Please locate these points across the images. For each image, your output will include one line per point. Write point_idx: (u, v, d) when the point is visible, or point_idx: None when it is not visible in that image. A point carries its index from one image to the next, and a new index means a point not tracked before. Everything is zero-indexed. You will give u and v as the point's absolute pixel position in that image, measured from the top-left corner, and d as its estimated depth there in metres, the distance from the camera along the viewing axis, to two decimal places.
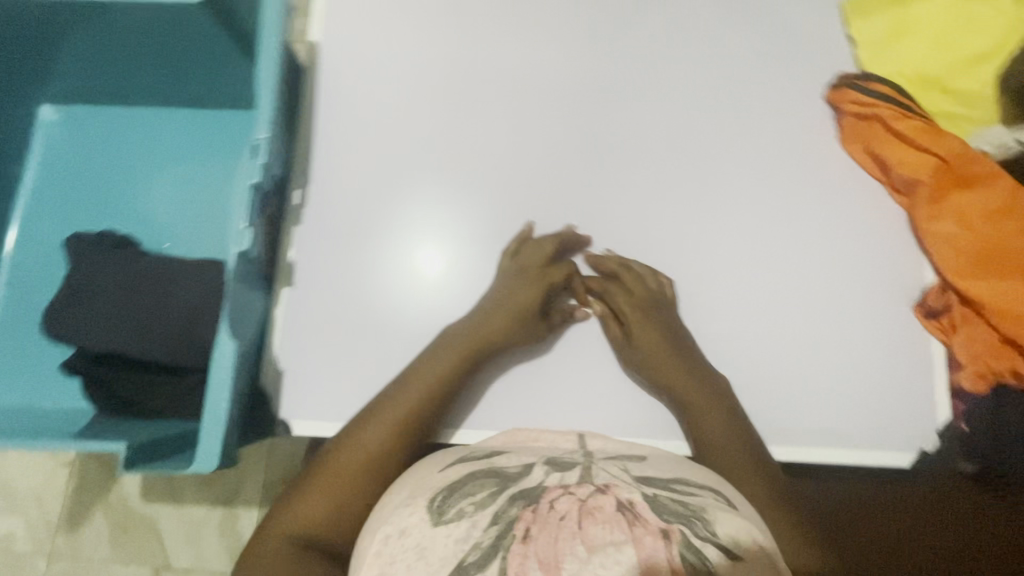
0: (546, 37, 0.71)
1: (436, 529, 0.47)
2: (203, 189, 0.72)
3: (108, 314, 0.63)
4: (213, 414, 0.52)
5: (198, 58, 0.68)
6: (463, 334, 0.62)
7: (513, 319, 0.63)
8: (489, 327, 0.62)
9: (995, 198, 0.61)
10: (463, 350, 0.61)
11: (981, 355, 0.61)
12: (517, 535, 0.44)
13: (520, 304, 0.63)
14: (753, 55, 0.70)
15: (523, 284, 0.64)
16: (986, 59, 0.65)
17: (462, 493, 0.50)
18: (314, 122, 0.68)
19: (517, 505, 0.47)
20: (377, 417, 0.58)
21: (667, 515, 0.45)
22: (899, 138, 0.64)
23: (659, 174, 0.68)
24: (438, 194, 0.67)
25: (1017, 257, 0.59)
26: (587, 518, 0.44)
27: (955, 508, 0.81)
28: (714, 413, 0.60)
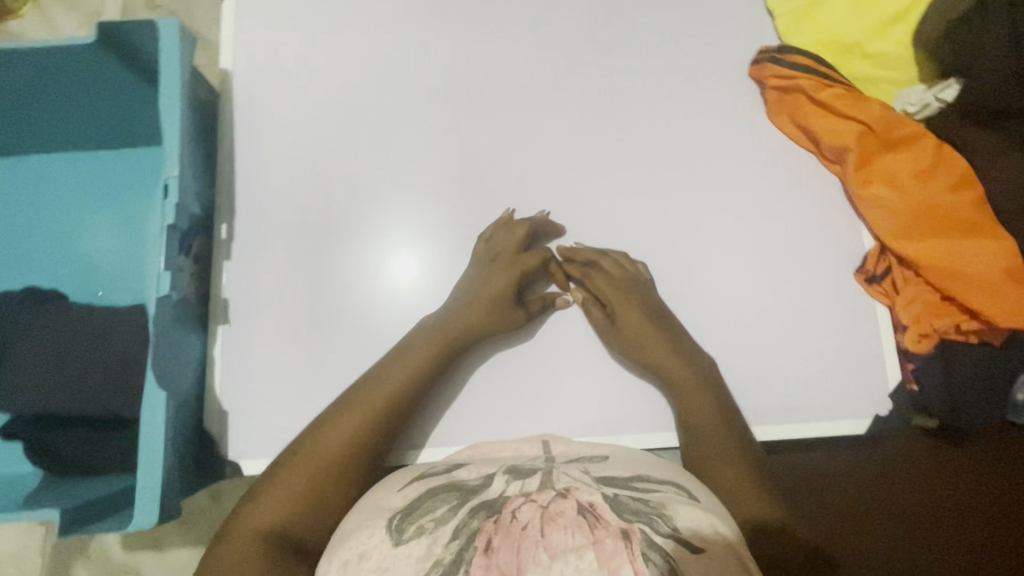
0: (465, 40, 0.70)
1: (398, 548, 0.45)
2: (130, 232, 0.70)
3: (39, 374, 0.61)
4: (149, 468, 0.51)
5: (101, 100, 0.66)
6: (439, 331, 0.61)
7: (488, 313, 0.62)
8: (466, 321, 0.61)
9: (920, 158, 0.62)
10: (441, 347, 0.60)
11: (923, 315, 0.62)
12: (480, 547, 0.44)
13: (496, 292, 0.62)
14: (673, 37, 0.69)
15: (495, 273, 0.63)
16: (900, 19, 0.65)
17: (422, 510, 0.48)
18: (234, 152, 0.66)
19: (479, 517, 0.46)
20: (350, 412, 0.57)
21: (627, 514, 0.45)
22: (826, 108, 0.64)
23: (590, 168, 0.67)
24: (404, 197, 0.66)
25: (945, 214, 0.61)
26: (549, 525, 0.44)
27: (921, 462, 0.82)
28: (693, 380, 0.60)
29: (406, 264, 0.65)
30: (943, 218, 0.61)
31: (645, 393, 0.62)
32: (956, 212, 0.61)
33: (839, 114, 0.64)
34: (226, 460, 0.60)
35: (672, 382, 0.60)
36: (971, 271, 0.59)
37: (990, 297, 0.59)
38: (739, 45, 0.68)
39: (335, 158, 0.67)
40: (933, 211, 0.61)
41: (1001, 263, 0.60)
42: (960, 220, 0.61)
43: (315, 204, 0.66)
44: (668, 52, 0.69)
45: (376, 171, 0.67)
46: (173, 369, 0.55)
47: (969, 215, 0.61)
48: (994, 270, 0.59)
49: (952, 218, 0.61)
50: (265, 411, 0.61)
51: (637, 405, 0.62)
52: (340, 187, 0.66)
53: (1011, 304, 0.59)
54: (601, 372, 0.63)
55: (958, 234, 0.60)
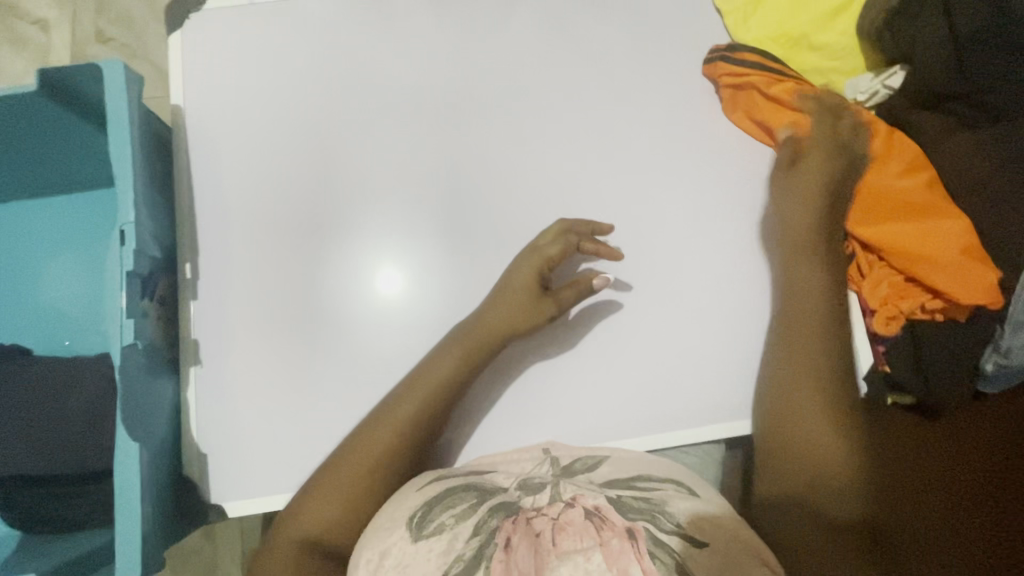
0: (419, 58, 0.69)
1: (418, 544, 0.45)
2: (92, 278, 0.69)
3: (6, 435, 0.59)
4: (126, 524, 0.49)
5: (50, 144, 0.64)
6: (462, 337, 0.60)
7: (518, 311, 0.61)
8: (494, 323, 0.60)
9: (875, 145, 0.64)
10: (466, 354, 0.60)
11: (889, 298, 0.63)
12: (499, 544, 0.42)
13: (527, 287, 0.61)
14: (626, 41, 0.70)
15: (520, 269, 0.62)
16: (843, 10, 0.66)
17: (444, 506, 0.48)
18: (194, 187, 0.65)
19: (497, 516, 0.45)
20: (394, 417, 0.57)
21: (632, 514, 0.45)
22: (778, 103, 0.66)
23: (554, 177, 0.67)
24: (396, 209, 0.66)
25: (904, 200, 0.62)
26: (561, 533, 0.42)
27: (902, 438, 0.84)
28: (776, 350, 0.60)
29: (398, 278, 0.65)
30: (902, 203, 0.62)
31: (629, 398, 0.62)
32: (915, 195, 0.62)
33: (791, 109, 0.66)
34: (209, 505, 0.59)
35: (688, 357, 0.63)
36: (934, 250, 0.61)
37: (955, 275, 0.60)
38: (690, 45, 0.69)
39: (298, 186, 0.66)
40: (890, 197, 0.63)
41: (963, 241, 0.61)
42: (920, 202, 0.62)
43: (280, 235, 0.65)
44: (621, 57, 0.69)
45: (342, 196, 0.66)
46: (144, 417, 0.54)
47: (929, 198, 0.62)
48: (957, 249, 0.61)
49: (912, 201, 0.62)
50: (247, 451, 0.60)
51: (619, 411, 0.62)
52: (304, 216, 0.65)
53: (973, 281, 0.60)
54: (582, 380, 0.63)
55: (919, 216, 0.62)
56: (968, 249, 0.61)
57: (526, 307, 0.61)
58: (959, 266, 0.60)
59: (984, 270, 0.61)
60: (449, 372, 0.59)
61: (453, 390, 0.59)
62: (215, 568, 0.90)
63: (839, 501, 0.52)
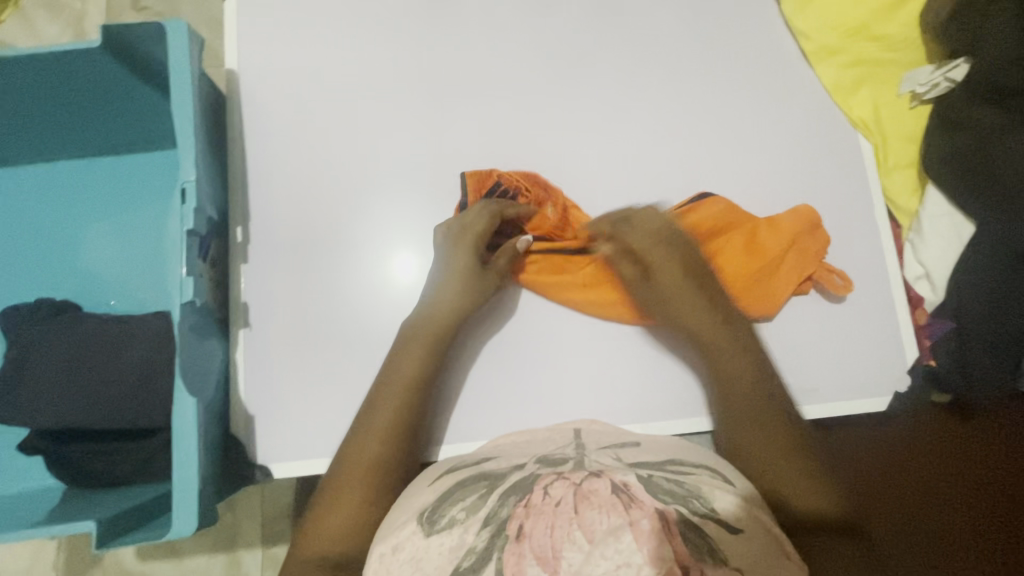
0: (472, 33, 0.69)
1: (430, 538, 0.44)
2: (141, 240, 0.70)
3: (50, 391, 0.59)
4: (183, 478, 0.51)
5: (108, 103, 0.65)
6: (415, 325, 0.60)
7: (462, 295, 0.60)
8: (442, 307, 0.60)
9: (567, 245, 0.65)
10: (424, 343, 0.59)
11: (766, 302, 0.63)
12: (511, 534, 0.40)
13: (464, 270, 0.61)
14: (683, 23, 0.69)
15: (453, 253, 0.62)
16: (904, 3, 0.68)
17: (453, 500, 0.46)
18: (246, 151, 0.66)
19: (508, 504, 0.43)
20: (370, 430, 0.56)
21: (663, 494, 0.42)
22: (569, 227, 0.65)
23: (606, 157, 0.67)
24: (444, 182, 0.66)
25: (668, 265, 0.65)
26: (582, 503, 0.40)
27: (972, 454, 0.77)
28: (735, 353, 0.57)
29: (412, 265, 0.65)
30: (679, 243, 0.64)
31: (671, 382, 0.62)
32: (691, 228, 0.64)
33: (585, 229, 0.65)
34: (255, 465, 0.60)
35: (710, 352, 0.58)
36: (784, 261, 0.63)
37: (763, 293, 0.63)
38: (745, 32, 0.69)
39: (346, 157, 0.66)
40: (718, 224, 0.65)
41: (755, 231, 0.64)
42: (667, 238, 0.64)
43: (329, 204, 0.65)
44: (675, 41, 0.69)
45: (389, 167, 0.66)
46: (199, 373, 0.54)
47: None
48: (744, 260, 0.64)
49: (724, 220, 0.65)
50: (291, 415, 0.61)
51: (662, 392, 0.62)
52: (352, 186, 0.66)
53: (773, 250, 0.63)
54: (626, 361, 0.63)
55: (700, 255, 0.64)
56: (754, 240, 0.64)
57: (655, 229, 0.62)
58: (793, 262, 0.63)
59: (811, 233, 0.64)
60: (417, 362, 0.58)
61: (421, 382, 0.58)
62: (235, 537, 0.88)
63: (828, 501, 0.51)
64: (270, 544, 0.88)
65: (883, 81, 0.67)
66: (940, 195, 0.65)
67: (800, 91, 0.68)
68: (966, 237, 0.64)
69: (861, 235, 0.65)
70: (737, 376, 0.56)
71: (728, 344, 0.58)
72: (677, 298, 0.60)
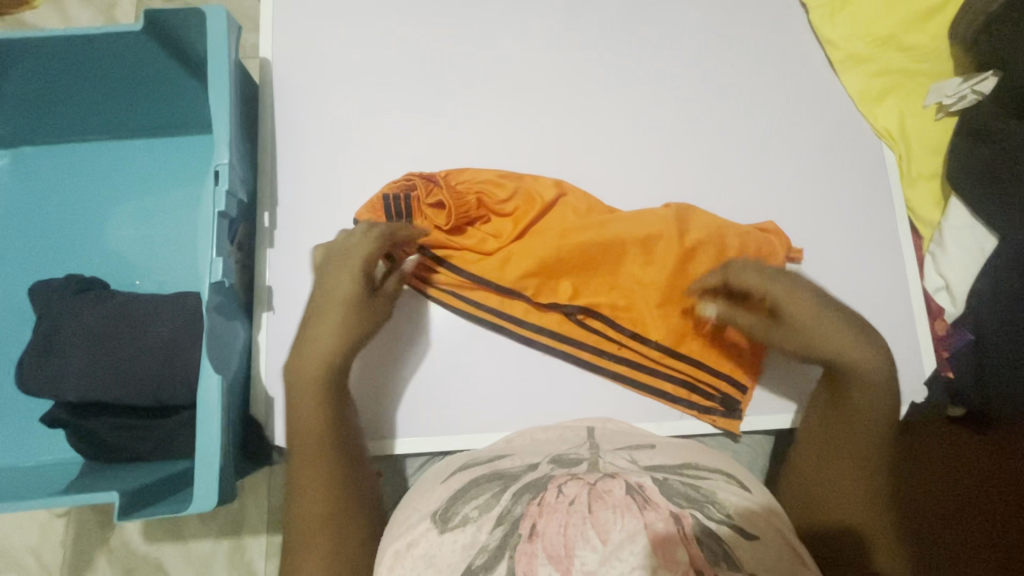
0: (503, 31, 0.70)
1: (444, 536, 0.43)
2: (170, 222, 0.71)
3: (77, 363, 0.60)
4: (205, 454, 0.52)
5: (146, 86, 0.66)
6: (297, 365, 0.52)
7: (342, 333, 0.53)
8: (316, 354, 0.52)
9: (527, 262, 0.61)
10: (311, 394, 0.51)
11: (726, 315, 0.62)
12: (524, 533, 0.40)
13: (345, 297, 0.54)
14: (711, 27, 0.70)
15: (331, 281, 0.55)
16: (935, 14, 0.68)
17: (467, 497, 0.45)
18: (276, 138, 0.67)
19: (523, 501, 0.42)
20: (300, 483, 0.48)
21: (678, 498, 0.42)
22: (486, 216, 0.64)
23: (632, 157, 0.67)
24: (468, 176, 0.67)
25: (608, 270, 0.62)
26: (597, 502, 0.40)
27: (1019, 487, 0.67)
28: (867, 356, 0.50)
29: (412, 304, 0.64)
30: (579, 253, 0.61)
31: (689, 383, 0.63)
32: (584, 246, 0.61)
33: (499, 217, 0.64)
34: (273, 448, 0.61)
35: (855, 370, 0.49)
36: (723, 259, 0.62)
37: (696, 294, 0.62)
38: (772, 41, 0.70)
39: (373, 146, 0.67)
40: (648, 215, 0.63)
41: (725, 243, 0.62)
42: (563, 251, 0.61)
43: (353, 194, 0.66)
44: (703, 45, 0.70)
45: (415, 158, 0.67)
46: (223, 353, 0.56)
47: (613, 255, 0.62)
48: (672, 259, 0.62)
49: (634, 230, 0.62)
50: None
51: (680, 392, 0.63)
52: (376, 177, 0.66)
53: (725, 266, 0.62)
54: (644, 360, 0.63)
55: (617, 252, 0.62)
56: (706, 248, 0.62)
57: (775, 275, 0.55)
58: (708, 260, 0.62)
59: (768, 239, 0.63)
60: (312, 410, 0.50)
61: (317, 436, 0.50)
62: (242, 523, 0.86)
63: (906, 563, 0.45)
64: (277, 532, 0.86)
65: (910, 92, 0.68)
66: (962, 207, 0.64)
67: (823, 100, 0.68)
68: (989, 249, 0.63)
69: (882, 244, 0.66)
70: (863, 387, 0.49)
71: (861, 340, 0.51)
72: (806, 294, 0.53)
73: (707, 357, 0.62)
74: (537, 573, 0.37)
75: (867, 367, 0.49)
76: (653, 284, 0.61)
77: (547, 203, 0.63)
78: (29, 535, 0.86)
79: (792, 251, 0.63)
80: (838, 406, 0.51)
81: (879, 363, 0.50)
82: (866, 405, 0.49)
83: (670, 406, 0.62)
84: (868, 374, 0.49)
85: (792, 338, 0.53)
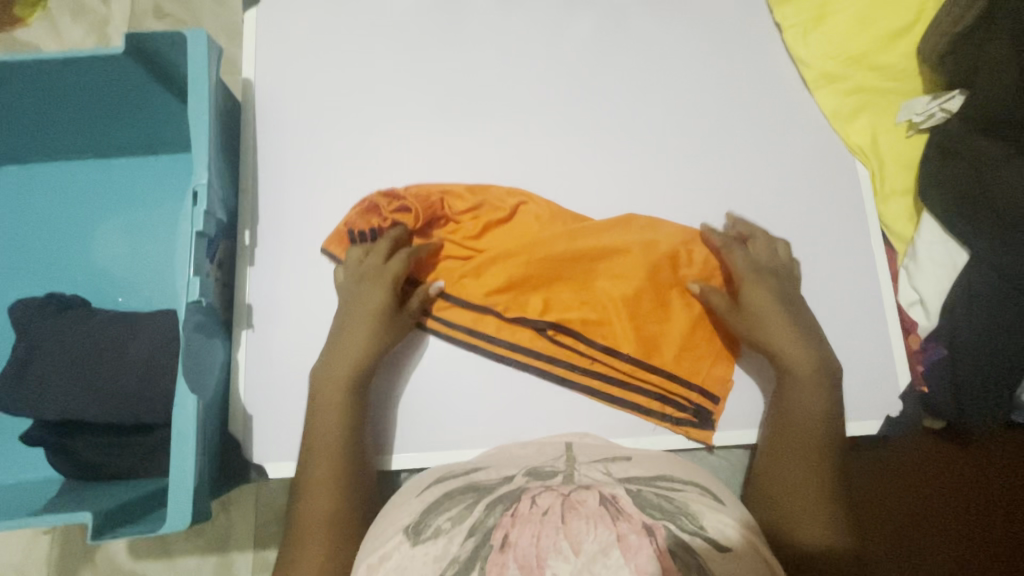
0: (482, 50, 0.71)
1: (415, 548, 0.43)
2: (152, 239, 0.72)
3: (56, 381, 0.60)
4: (180, 473, 0.52)
5: (128, 106, 0.67)
6: (327, 369, 0.56)
7: (375, 340, 0.58)
8: (352, 353, 0.57)
9: (498, 278, 0.62)
10: (336, 400, 0.55)
11: (697, 323, 0.63)
12: (495, 543, 0.40)
13: (375, 312, 0.58)
14: (686, 46, 0.72)
15: (364, 296, 0.59)
16: (905, 34, 0.69)
17: (440, 510, 0.45)
18: (257, 157, 0.67)
19: (495, 513, 0.42)
20: (314, 480, 0.53)
21: (651, 510, 0.42)
22: (449, 224, 0.65)
23: (609, 174, 0.68)
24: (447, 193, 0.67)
25: (576, 280, 0.63)
26: (570, 513, 0.40)
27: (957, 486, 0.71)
28: (798, 353, 0.57)
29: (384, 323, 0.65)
30: (548, 266, 0.62)
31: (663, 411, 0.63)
32: (553, 258, 0.62)
33: (459, 225, 0.65)
34: (252, 465, 0.61)
35: (795, 368, 0.57)
36: (685, 269, 0.64)
37: (665, 304, 0.63)
38: (746, 59, 0.71)
39: (353, 164, 0.68)
40: (614, 228, 0.64)
41: (692, 252, 0.64)
42: (532, 266, 0.62)
43: (335, 210, 0.67)
44: (679, 64, 0.71)
45: (395, 176, 0.68)
46: (200, 374, 0.56)
47: (582, 268, 0.63)
48: (641, 268, 0.63)
49: (602, 244, 0.63)
50: (288, 415, 0.62)
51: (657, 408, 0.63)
52: (357, 193, 0.67)
53: (689, 276, 0.64)
54: None
55: (586, 266, 0.63)
56: (670, 259, 0.63)
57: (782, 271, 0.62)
58: (679, 269, 0.64)
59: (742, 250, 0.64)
60: (331, 418, 0.55)
61: (342, 431, 0.55)
62: (228, 540, 0.86)
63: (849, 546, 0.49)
64: (262, 548, 0.85)
65: (882, 109, 0.69)
66: (935, 224, 0.65)
67: (797, 117, 0.70)
68: (961, 264, 0.63)
69: (856, 258, 0.66)
70: (797, 385, 0.56)
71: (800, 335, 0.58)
72: (758, 294, 0.59)
73: (679, 369, 0.62)
74: None
75: (801, 359, 0.57)
76: (621, 295, 0.62)
77: (508, 212, 0.65)
78: (12, 554, 0.85)
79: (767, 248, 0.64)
80: (779, 404, 0.57)
81: (814, 355, 0.57)
82: (807, 399, 0.55)
83: (644, 419, 0.62)
84: (797, 366, 0.57)
85: (750, 322, 0.59)
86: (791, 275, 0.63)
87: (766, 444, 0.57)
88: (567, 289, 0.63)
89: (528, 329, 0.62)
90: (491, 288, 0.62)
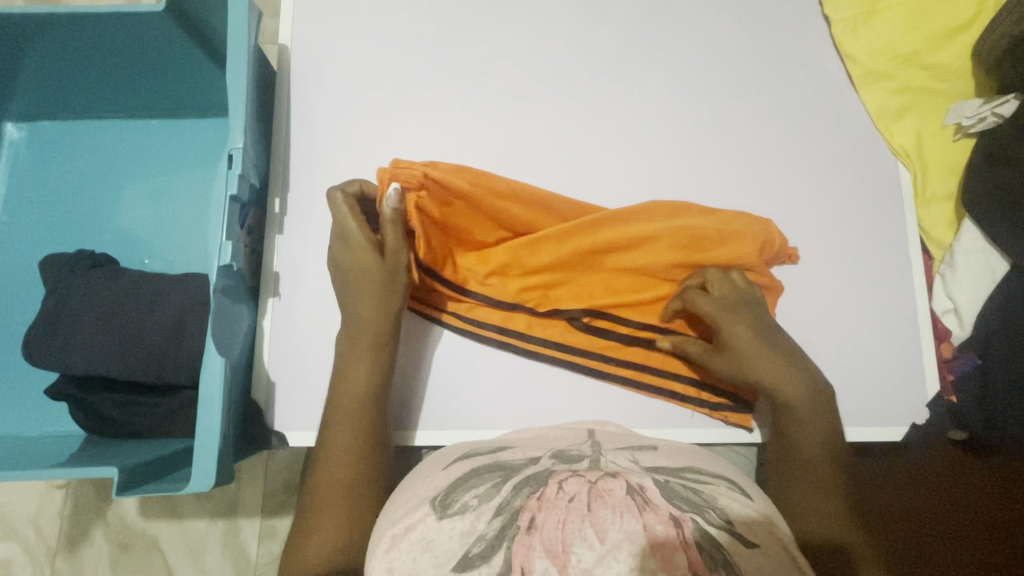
0: (522, 30, 0.70)
1: (442, 521, 0.41)
2: (182, 202, 0.72)
3: (83, 335, 0.60)
4: (206, 434, 0.53)
5: (165, 65, 0.67)
6: (351, 340, 0.57)
7: (383, 298, 0.57)
8: (372, 320, 0.57)
9: (530, 274, 0.62)
10: (363, 351, 0.57)
11: None
12: (522, 525, 0.38)
13: (380, 278, 0.57)
14: (731, 35, 0.70)
15: (349, 261, 0.58)
16: (960, 33, 0.67)
17: (468, 485, 0.44)
18: (291, 124, 0.67)
19: (522, 495, 0.41)
20: (332, 452, 0.53)
21: (679, 502, 0.40)
22: (470, 211, 0.61)
23: (646, 160, 0.67)
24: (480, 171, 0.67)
25: (607, 267, 0.63)
26: (597, 501, 0.39)
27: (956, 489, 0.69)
28: (795, 386, 0.56)
29: None
30: (575, 260, 0.62)
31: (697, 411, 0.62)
32: (580, 252, 0.61)
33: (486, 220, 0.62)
34: (272, 431, 0.61)
35: (790, 406, 0.55)
36: (714, 250, 0.62)
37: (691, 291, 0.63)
38: (790, 52, 0.69)
39: (387, 136, 0.67)
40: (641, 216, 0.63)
41: (724, 239, 0.62)
42: (560, 262, 0.62)
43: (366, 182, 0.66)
44: (722, 52, 0.69)
45: (429, 151, 0.67)
46: (228, 336, 0.56)
47: (609, 259, 0.62)
48: (669, 258, 0.62)
49: (626, 234, 0.62)
50: (310, 384, 0.62)
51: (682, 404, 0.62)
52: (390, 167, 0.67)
53: (718, 259, 0.62)
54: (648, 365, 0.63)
55: (613, 258, 0.62)
56: (697, 246, 0.62)
57: (731, 301, 0.59)
58: (713, 259, 0.62)
59: (768, 235, 0.63)
60: (360, 377, 0.56)
61: (360, 403, 0.55)
62: (238, 504, 0.87)
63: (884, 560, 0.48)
64: (270, 514, 0.86)
65: (930, 111, 0.67)
66: (978, 232, 0.63)
67: (839, 114, 0.68)
68: (1000, 274, 0.62)
69: (892, 260, 0.65)
70: (795, 419, 0.55)
71: (785, 370, 0.56)
72: (739, 335, 0.57)
73: None
74: (533, 568, 0.36)
75: (796, 393, 0.55)
76: (649, 280, 0.63)
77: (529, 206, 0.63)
78: (28, 504, 0.87)
79: (790, 249, 0.64)
80: (782, 439, 0.56)
81: (810, 385, 0.56)
82: (808, 432, 0.54)
83: (680, 405, 0.62)
84: (796, 400, 0.55)
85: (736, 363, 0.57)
86: (756, 301, 0.60)
87: (774, 477, 0.55)
88: (594, 280, 0.63)
89: (559, 322, 0.62)
90: (525, 286, 0.62)
